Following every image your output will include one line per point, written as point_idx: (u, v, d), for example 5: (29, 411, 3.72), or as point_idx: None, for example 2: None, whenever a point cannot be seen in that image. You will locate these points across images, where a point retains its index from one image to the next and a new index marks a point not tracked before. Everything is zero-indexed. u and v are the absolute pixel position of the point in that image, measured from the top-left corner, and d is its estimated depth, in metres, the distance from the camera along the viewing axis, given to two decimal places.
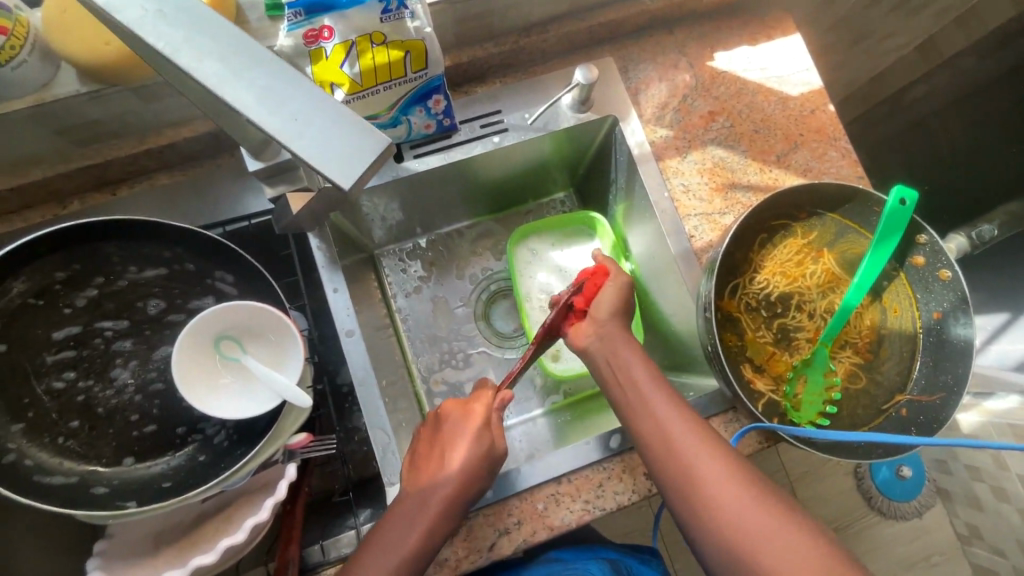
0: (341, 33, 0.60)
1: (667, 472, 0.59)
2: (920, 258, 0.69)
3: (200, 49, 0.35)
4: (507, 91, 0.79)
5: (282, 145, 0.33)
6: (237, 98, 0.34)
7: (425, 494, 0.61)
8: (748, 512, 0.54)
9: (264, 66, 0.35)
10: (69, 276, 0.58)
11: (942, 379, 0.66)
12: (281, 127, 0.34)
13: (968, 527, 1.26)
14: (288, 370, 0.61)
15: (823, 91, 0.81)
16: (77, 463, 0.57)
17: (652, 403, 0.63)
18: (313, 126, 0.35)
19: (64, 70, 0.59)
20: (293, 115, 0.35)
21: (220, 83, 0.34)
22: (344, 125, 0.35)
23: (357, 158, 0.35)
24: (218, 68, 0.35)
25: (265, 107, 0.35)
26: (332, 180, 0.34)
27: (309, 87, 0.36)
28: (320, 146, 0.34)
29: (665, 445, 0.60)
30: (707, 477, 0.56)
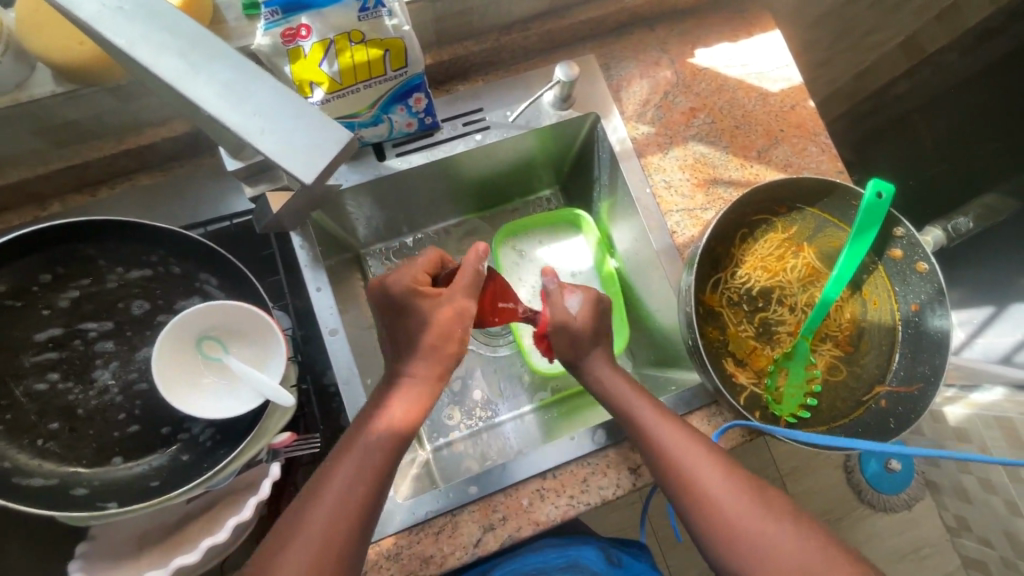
0: (319, 31, 0.60)
1: (690, 512, 0.58)
2: (898, 251, 0.70)
3: (162, 45, 0.35)
4: (489, 88, 0.79)
5: (243, 138, 0.34)
6: (197, 93, 0.35)
7: (369, 451, 0.59)
8: (777, 536, 0.53)
9: (226, 62, 0.35)
10: (50, 277, 0.58)
11: (920, 370, 0.67)
12: (242, 122, 0.34)
13: (956, 519, 1.27)
14: (269, 370, 0.61)
15: (803, 86, 0.82)
16: (58, 464, 0.57)
17: (658, 432, 0.61)
18: (276, 121, 0.35)
19: (40, 71, 0.58)
20: (254, 110, 0.35)
21: (181, 79, 0.35)
22: (307, 119, 0.35)
23: (319, 151, 0.35)
24: (180, 65, 0.35)
25: (226, 102, 0.35)
26: (294, 174, 0.34)
27: (270, 82, 0.36)
28: (282, 141, 0.35)
29: (683, 480, 0.58)
30: (729, 504, 0.56)
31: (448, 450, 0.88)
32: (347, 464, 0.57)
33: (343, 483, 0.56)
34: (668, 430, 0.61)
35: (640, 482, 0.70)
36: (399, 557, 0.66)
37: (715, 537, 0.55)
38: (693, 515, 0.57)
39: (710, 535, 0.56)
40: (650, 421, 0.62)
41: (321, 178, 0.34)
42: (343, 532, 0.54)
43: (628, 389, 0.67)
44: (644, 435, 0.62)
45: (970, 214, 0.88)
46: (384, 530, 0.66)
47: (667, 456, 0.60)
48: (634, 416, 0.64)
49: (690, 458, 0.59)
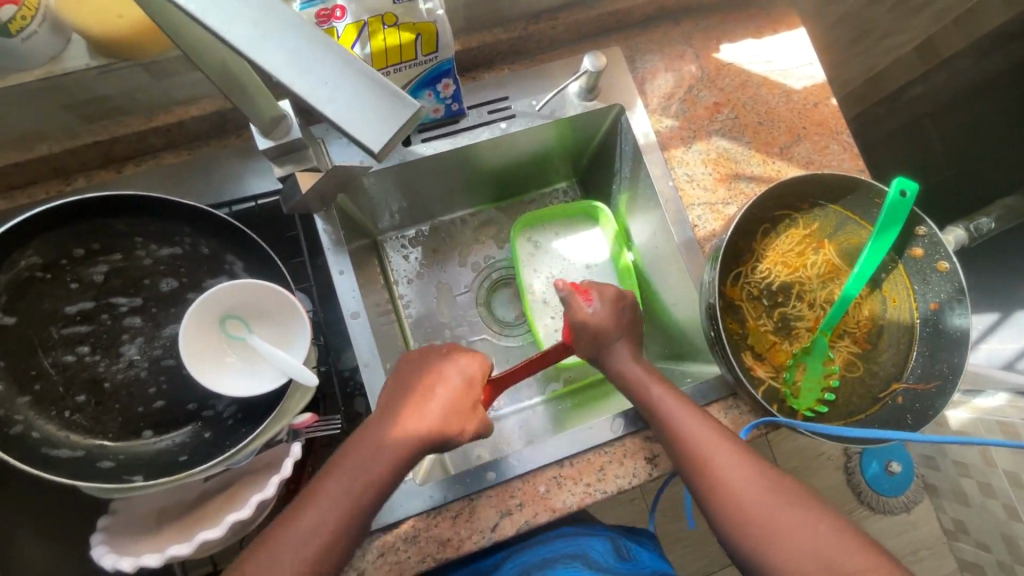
0: (354, 13, 0.61)
1: (705, 497, 0.60)
2: (919, 250, 0.70)
3: (229, 10, 0.35)
4: (514, 77, 0.80)
5: (313, 105, 0.33)
6: (268, 61, 0.34)
7: (371, 455, 0.58)
8: (788, 522, 0.55)
9: (293, 29, 0.35)
10: (83, 252, 0.59)
11: (937, 368, 0.68)
12: (312, 90, 0.34)
13: (954, 522, 1.29)
14: (293, 350, 0.62)
15: (826, 84, 0.82)
16: (84, 436, 0.58)
17: (679, 420, 0.62)
18: (344, 88, 0.35)
19: (75, 44, 0.58)
20: (320, 77, 0.35)
21: (251, 46, 0.34)
22: (374, 89, 0.35)
23: (389, 121, 0.35)
24: (248, 30, 0.35)
25: (295, 70, 0.35)
26: (363, 143, 0.34)
27: (338, 50, 0.36)
28: (352, 109, 0.35)
29: (700, 467, 0.60)
30: (745, 489, 0.58)
31: None
32: (357, 458, 0.58)
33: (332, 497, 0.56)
34: (689, 419, 0.62)
35: (656, 472, 0.71)
36: (417, 540, 0.66)
37: (728, 523, 0.57)
38: (707, 501, 0.59)
39: (726, 521, 0.58)
40: (673, 411, 0.63)
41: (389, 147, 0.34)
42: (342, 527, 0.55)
43: (644, 373, 0.69)
44: (667, 427, 0.63)
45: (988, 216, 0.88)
46: (401, 512, 0.67)
47: (687, 446, 0.61)
48: (655, 406, 0.64)
49: (708, 447, 0.60)
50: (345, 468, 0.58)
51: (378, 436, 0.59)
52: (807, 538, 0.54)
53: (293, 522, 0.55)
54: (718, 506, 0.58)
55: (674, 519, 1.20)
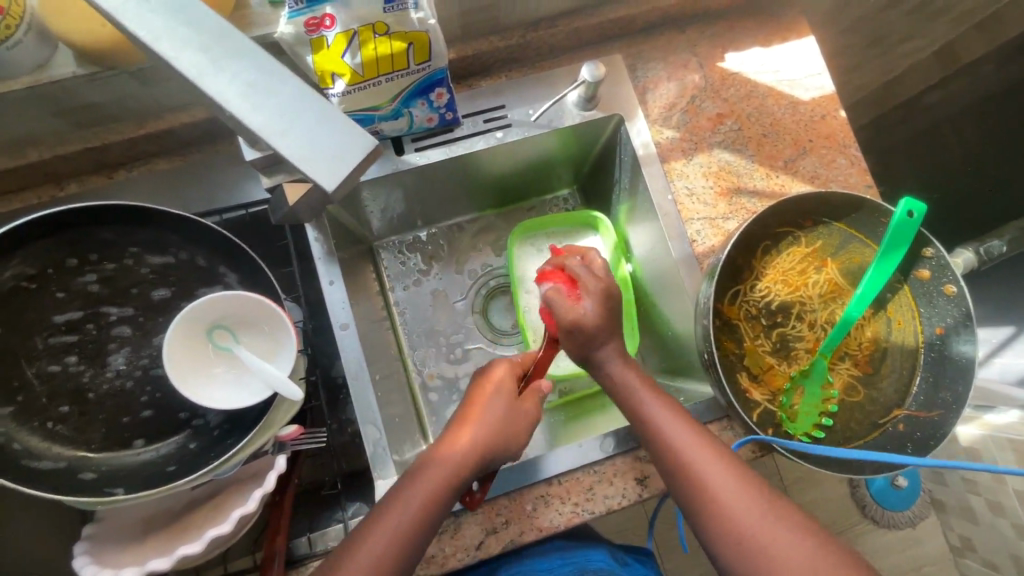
0: (344, 22, 0.59)
1: (687, 503, 0.58)
2: (926, 272, 0.68)
3: (186, 41, 0.34)
4: (512, 85, 0.78)
5: (263, 141, 0.32)
6: (219, 91, 0.34)
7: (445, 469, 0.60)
8: (771, 531, 0.53)
9: (248, 59, 0.34)
10: (76, 261, 0.58)
11: (941, 397, 0.66)
12: (263, 124, 0.33)
13: (960, 538, 1.25)
14: (279, 363, 0.61)
15: (836, 96, 0.79)
16: (66, 447, 0.57)
17: (664, 422, 0.62)
18: (299, 123, 0.34)
19: (62, 51, 0.58)
20: (275, 110, 0.34)
21: (203, 76, 0.34)
22: (329, 123, 0.34)
23: (343, 158, 0.34)
24: (203, 61, 0.34)
25: (248, 102, 0.34)
26: (315, 180, 0.33)
27: (294, 81, 0.35)
28: (305, 143, 0.34)
29: (686, 473, 0.58)
30: (725, 494, 0.56)
31: None
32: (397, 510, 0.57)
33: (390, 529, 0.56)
34: (675, 424, 0.61)
35: (646, 493, 0.69)
36: None
37: (712, 532, 0.55)
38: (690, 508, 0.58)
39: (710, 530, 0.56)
40: (658, 414, 0.63)
41: (344, 185, 0.33)
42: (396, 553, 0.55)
43: (648, 391, 0.65)
44: (657, 436, 0.62)
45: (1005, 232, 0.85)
46: None
47: (676, 454, 0.59)
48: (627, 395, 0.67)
49: (692, 452, 0.59)
50: (422, 474, 0.59)
51: (454, 454, 0.61)
52: (787, 548, 0.52)
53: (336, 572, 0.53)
54: (701, 512, 0.56)
55: (671, 529, 1.19)
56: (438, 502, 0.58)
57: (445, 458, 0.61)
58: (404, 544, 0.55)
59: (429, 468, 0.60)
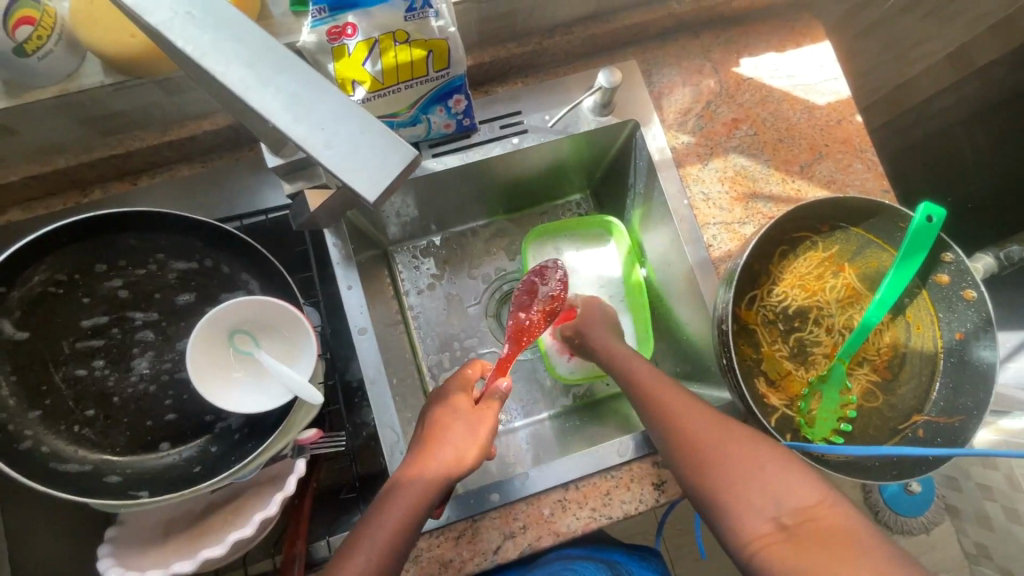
0: (365, 31, 0.59)
1: (690, 473, 0.58)
2: (945, 277, 0.67)
3: (229, 54, 0.35)
4: (528, 91, 0.78)
5: (306, 152, 0.33)
6: (264, 105, 0.34)
7: (423, 488, 0.59)
8: (776, 489, 0.53)
9: (291, 72, 0.35)
10: (106, 267, 0.60)
11: (961, 402, 0.65)
12: (307, 137, 0.33)
13: (976, 546, 1.24)
14: (299, 367, 0.62)
15: (851, 100, 0.79)
16: (91, 451, 0.58)
17: (667, 404, 0.64)
18: (340, 135, 0.34)
19: (89, 61, 0.59)
20: (316, 122, 0.34)
21: (247, 88, 0.34)
22: (370, 135, 0.34)
23: (381, 169, 0.34)
24: (246, 75, 0.34)
25: (291, 114, 0.34)
26: (355, 191, 0.33)
27: (336, 94, 0.35)
28: (347, 155, 0.34)
29: (689, 445, 0.59)
30: (729, 457, 0.56)
31: None
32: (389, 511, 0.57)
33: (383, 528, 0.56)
34: (676, 403, 0.63)
35: (663, 498, 0.69)
36: (419, 559, 0.66)
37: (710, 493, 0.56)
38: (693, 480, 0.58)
39: (713, 495, 0.55)
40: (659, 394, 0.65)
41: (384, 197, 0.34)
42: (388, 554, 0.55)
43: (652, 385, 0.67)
44: (659, 417, 0.63)
45: None
46: None
47: (676, 430, 0.60)
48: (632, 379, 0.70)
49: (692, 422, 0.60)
50: (400, 493, 0.58)
51: (430, 471, 0.60)
52: (793, 494, 0.52)
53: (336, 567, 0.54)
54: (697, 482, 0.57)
55: (683, 534, 1.18)
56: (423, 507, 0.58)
57: (419, 477, 0.60)
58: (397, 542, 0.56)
59: (404, 487, 0.59)
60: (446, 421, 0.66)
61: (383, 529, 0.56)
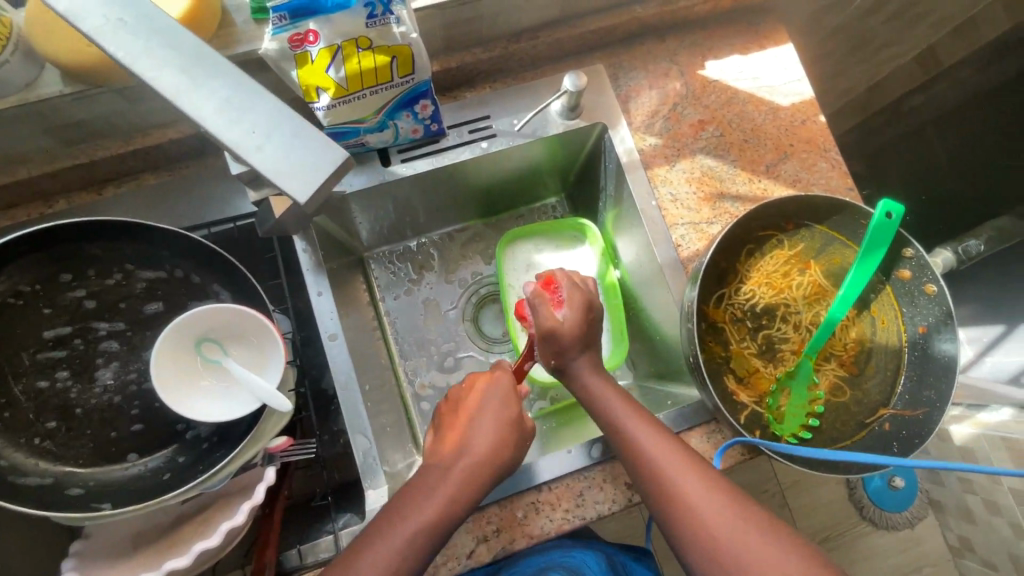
0: (326, 38, 0.60)
1: (662, 511, 0.57)
2: (906, 272, 0.69)
3: (163, 59, 0.35)
4: (496, 96, 0.79)
5: (236, 156, 0.33)
6: (197, 110, 0.34)
7: (462, 479, 0.60)
8: (743, 535, 0.52)
9: (224, 77, 0.35)
10: (70, 277, 0.59)
11: (925, 395, 0.66)
12: (238, 140, 0.34)
13: (959, 539, 1.25)
14: (268, 375, 0.61)
15: (815, 101, 0.81)
16: (53, 463, 0.57)
17: (631, 430, 0.62)
18: (273, 138, 0.34)
19: (49, 70, 0.59)
20: (249, 125, 0.34)
21: (180, 94, 0.34)
22: (302, 138, 0.35)
23: (314, 171, 0.34)
24: (180, 80, 0.35)
25: (223, 119, 0.34)
26: (286, 194, 0.33)
27: (269, 97, 0.36)
28: (279, 158, 0.34)
29: (658, 482, 0.58)
30: (694, 496, 0.55)
31: None
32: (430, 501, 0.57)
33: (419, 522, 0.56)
34: (641, 429, 0.62)
35: (636, 498, 0.69)
36: None
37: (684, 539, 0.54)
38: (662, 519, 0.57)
39: (684, 537, 0.55)
40: (626, 423, 0.63)
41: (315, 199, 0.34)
42: (420, 543, 0.55)
43: (621, 405, 0.65)
44: (629, 446, 0.62)
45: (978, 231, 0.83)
46: None
47: (652, 467, 0.59)
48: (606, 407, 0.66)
49: (661, 457, 0.59)
50: (441, 485, 0.59)
51: (466, 467, 0.61)
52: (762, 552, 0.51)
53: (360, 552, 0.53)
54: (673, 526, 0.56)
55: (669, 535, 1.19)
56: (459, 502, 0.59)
57: (453, 471, 0.61)
58: (436, 528, 0.56)
59: (439, 482, 0.59)
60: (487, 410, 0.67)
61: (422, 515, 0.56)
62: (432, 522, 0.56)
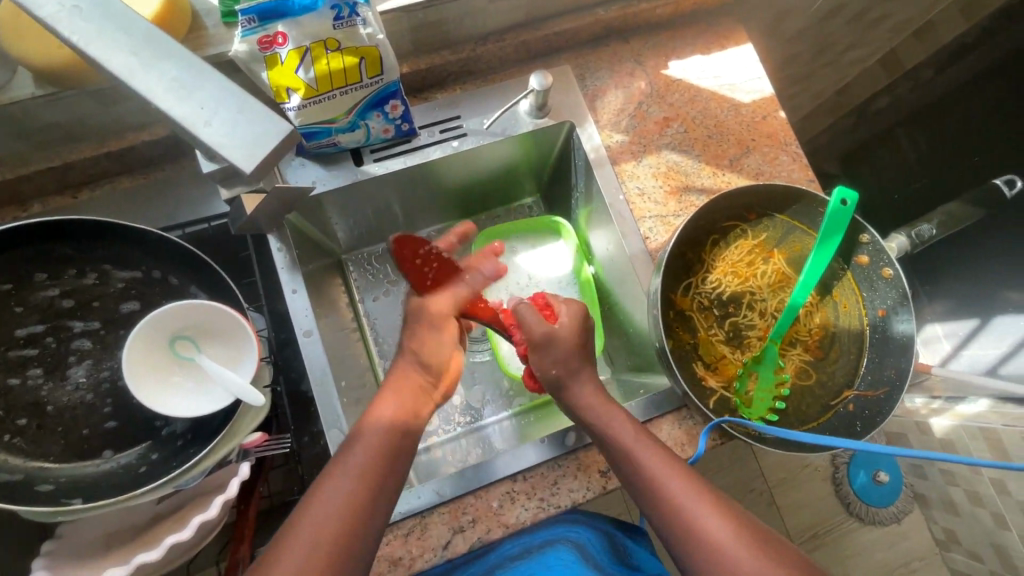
0: (295, 39, 0.62)
1: (653, 513, 0.58)
2: (864, 257, 0.71)
3: (116, 43, 0.36)
4: (466, 97, 0.81)
5: (184, 131, 0.35)
6: (148, 88, 0.36)
7: (379, 435, 0.61)
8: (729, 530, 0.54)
9: (176, 58, 0.37)
10: (45, 276, 0.60)
11: (886, 375, 0.68)
12: (187, 117, 0.36)
13: (944, 532, 1.22)
14: (242, 371, 0.62)
15: (774, 97, 0.84)
16: (24, 459, 0.58)
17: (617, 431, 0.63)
18: (221, 114, 0.36)
19: (20, 74, 0.60)
20: (199, 104, 0.36)
21: (132, 73, 0.36)
22: (249, 114, 0.36)
23: (260, 145, 0.36)
24: (132, 61, 0.36)
25: (175, 97, 0.36)
26: (234, 165, 0.35)
27: (217, 76, 0.37)
28: (227, 133, 0.36)
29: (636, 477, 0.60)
30: (679, 491, 0.57)
31: (427, 455, 0.87)
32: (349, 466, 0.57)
33: (339, 498, 0.55)
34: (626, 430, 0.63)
35: (611, 485, 0.70)
36: None
37: (674, 529, 0.56)
38: (655, 513, 0.58)
39: (664, 528, 0.57)
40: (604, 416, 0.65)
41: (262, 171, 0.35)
42: (349, 522, 0.53)
43: (591, 397, 0.67)
44: (617, 448, 0.62)
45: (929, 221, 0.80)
46: None
47: (637, 467, 0.60)
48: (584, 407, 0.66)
49: (638, 451, 0.61)
50: (356, 448, 0.59)
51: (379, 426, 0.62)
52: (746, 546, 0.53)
53: (287, 547, 0.51)
54: (664, 519, 0.57)
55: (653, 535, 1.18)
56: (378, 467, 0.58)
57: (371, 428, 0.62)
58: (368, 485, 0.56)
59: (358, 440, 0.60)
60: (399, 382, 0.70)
61: (348, 479, 0.56)
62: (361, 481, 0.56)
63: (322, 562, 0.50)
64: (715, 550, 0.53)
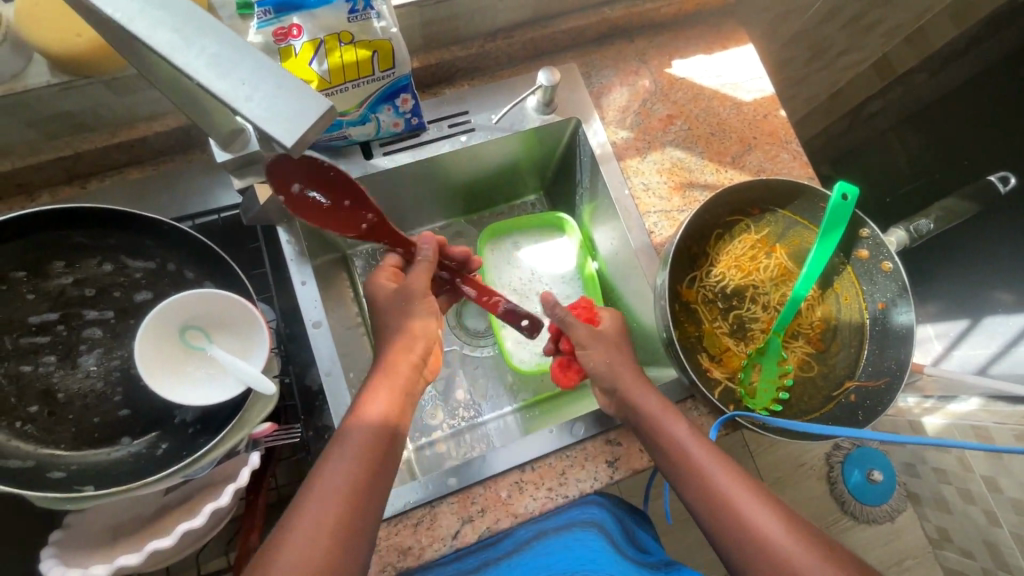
0: (310, 31, 0.62)
1: (706, 511, 0.59)
2: (864, 251, 0.72)
3: (156, 19, 0.37)
4: (474, 93, 0.83)
5: (226, 105, 0.35)
6: (189, 64, 0.37)
7: (383, 403, 0.60)
8: (781, 531, 0.55)
9: (216, 35, 0.38)
10: (60, 265, 0.60)
11: (887, 365, 0.69)
12: (228, 91, 0.36)
13: (937, 530, 1.22)
14: (253, 360, 0.62)
15: (775, 97, 0.86)
16: (35, 446, 0.58)
17: (669, 428, 0.64)
18: (260, 90, 0.37)
19: (36, 62, 0.60)
20: (240, 80, 0.37)
21: (174, 51, 0.37)
22: (288, 89, 0.37)
23: (299, 119, 0.36)
24: (172, 38, 0.37)
25: (214, 72, 0.37)
26: (274, 138, 0.35)
27: (256, 54, 0.38)
28: (266, 107, 0.37)
29: (721, 506, 0.58)
30: (733, 493, 0.58)
31: (431, 450, 0.88)
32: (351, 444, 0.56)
33: (341, 476, 0.53)
34: (679, 428, 0.64)
35: (618, 475, 0.71)
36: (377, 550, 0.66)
37: (727, 530, 0.57)
38: (707, 513, 0.59)
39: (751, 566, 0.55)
40: (683, 440, 0.63)
41: (302, 144, 0.36)
42: (341, 519, 0.51)
43: (660, 408, 0.66)
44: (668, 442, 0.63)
45: (927, 216, 0.81)
46: None
47: (687, 464, 0.62)
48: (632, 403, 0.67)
49: (714, 471, 0.60)
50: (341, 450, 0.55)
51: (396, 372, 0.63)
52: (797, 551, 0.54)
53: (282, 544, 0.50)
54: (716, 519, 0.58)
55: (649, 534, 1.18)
56: (383, 436, 0.58)
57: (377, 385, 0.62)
58: (372, 455, 0.56)
59: (370, 394, 0.61)
60: (403, 337, 0.66)
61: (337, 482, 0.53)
62: (355, 479, 0.53)
63: (321, 555, 0.49)
64: (769, 552, 0.54)
